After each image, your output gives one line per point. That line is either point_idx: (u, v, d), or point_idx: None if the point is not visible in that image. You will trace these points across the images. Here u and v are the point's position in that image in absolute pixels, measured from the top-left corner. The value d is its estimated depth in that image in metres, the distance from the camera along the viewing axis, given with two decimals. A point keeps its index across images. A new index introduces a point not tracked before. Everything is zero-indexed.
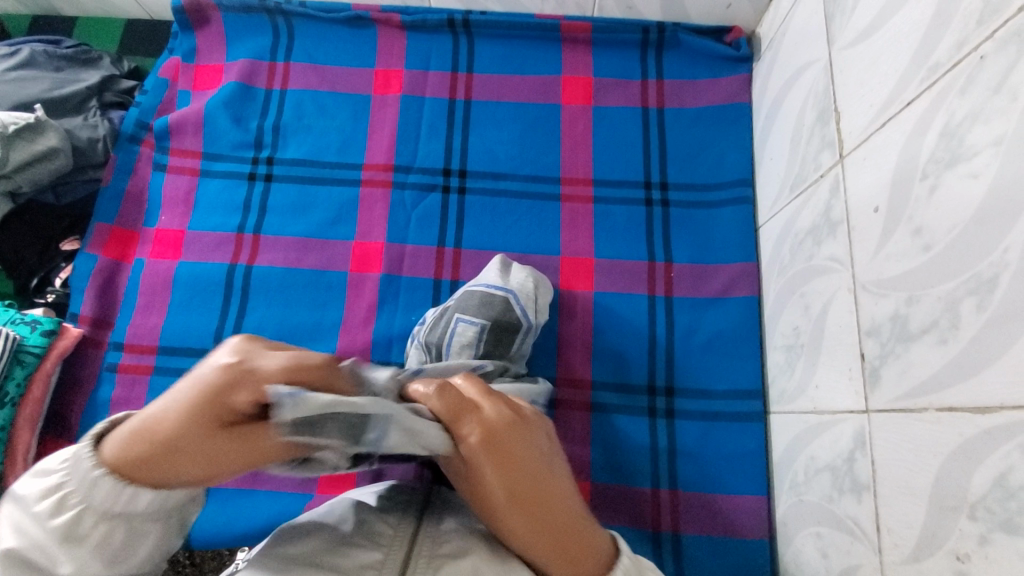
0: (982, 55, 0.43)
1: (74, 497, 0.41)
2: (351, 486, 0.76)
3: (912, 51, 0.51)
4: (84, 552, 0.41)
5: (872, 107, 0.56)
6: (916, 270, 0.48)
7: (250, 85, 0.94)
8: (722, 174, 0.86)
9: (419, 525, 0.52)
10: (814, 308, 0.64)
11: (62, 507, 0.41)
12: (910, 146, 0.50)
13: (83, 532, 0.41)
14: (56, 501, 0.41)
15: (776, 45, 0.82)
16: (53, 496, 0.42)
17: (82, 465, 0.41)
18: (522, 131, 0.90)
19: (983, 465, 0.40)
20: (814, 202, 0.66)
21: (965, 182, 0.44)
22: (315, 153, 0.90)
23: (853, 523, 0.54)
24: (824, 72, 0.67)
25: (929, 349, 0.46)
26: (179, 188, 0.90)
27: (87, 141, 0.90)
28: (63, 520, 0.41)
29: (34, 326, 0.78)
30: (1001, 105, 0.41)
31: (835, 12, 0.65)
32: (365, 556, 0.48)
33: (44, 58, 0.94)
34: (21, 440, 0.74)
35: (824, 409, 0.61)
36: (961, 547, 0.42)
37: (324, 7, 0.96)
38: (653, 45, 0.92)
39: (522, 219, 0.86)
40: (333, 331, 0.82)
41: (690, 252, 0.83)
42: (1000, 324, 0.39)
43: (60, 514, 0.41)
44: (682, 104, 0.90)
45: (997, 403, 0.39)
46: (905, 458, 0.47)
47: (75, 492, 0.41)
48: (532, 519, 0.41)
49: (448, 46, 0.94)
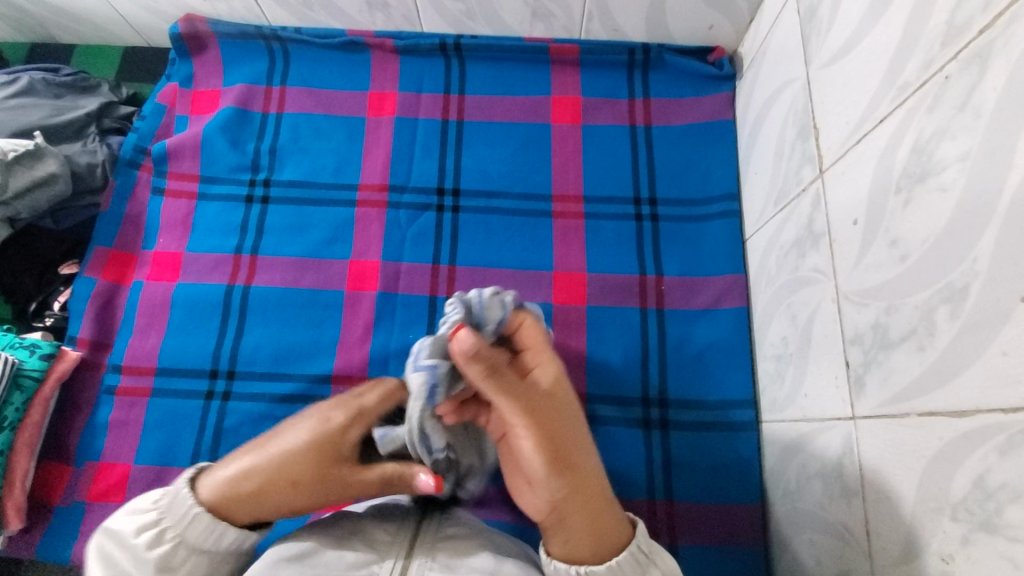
0: (947, 75, 0.45)
1: (170, 532, 0.53)
2: (349, 502, 0.76)
3: (883, 72, 0.54)
4: None
5: (847, 125, 0.59)
6: (893, 280, 0.50)
7: (246, 110, 0.96)
8: (709, 189, 0.88)
9: (418, 534, 0.59)
10: (800, 318, 0.66)
11: (158, 540, 0.53)
12: (884, 162, 0.52)
13: (174, 564, 0.53)
14: (154, 536, 0.53)
15: (757, 64, 0.85)
16: (151, 531, 0.53)
17: (182, 505, 0.53)
18: (513, 151, 0.92)
19: (962, 467, 0.42)
20: (797, 215, 0.68)
21: (935, 196, 0.46)
22: (312, 175, 0.92)
23: (844, 528, 0.55)
24: (802, 91, 0.69)
25: (908, 356, 0.47)
26: (177, 212, 0.91)
27: (86, 166, 0.92)
28: (158, 553, 0.52)
29: (32, 350, 0.79)
30: (965, 123, 0.43)
31: (811, 33, 0.68)
32: (363, 556, 0.55)
33: (42, 86, 0.95)
34: (19, 464, 0.76)
35: (812, 417, 0.62)
36: (945, 549, 0.43)
37: (318, 33, 0.98)
38: (639, 65, 0.95)
39: (516, 235, 0.88)
40: (329, 350, 0.83)
41: (680, 266, 0.85)
42: (973, 331, 0.41)
43: (156, 548, 0.53)
44: (668, 121, 0.93)
45: (973, 407, 0.41)
46: (891, 464, 0.49)
47: (173, 528, 0.53)
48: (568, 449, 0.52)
49: (441, 69, 0.97)
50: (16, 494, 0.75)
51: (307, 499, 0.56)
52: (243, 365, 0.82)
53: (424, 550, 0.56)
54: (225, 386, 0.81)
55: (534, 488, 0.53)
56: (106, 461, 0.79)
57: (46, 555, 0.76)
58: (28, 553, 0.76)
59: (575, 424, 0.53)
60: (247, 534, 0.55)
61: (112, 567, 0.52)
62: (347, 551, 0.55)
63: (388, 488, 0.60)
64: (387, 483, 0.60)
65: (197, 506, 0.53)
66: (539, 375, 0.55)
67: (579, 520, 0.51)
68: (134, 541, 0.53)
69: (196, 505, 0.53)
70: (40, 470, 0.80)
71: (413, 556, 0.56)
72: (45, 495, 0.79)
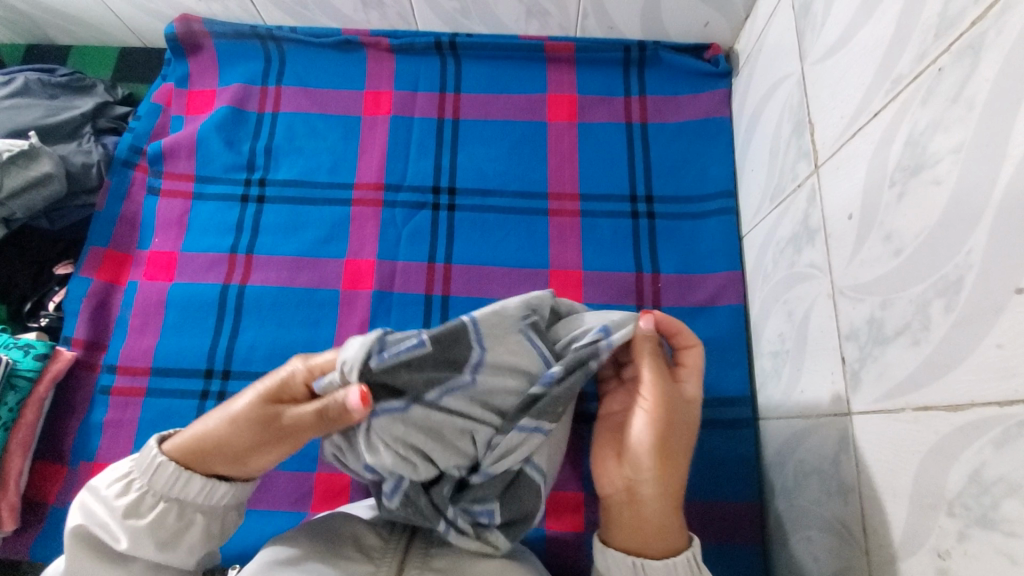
0: (940, 67, 0.45)
1: (137, 482, 0.56)
2: (345, 502, 0.76)
3: (877, 65, 0.53)
4: (138, 527, 0.54)
5: (842, 119, 0.58)
6: (888, 274, 0.49)
7: (242, 109, 0.96)
8: (705, 187, 0.88)
9: (411, 538, 0.60)
10: (796, 314, 0.66)
11: (127, 490, 0.55)
12: (878, 155, 0.52)
13: (144, 510, 0.55)
14: (123, 485, 0.56)
15: (752, 60, 0.85)
16: (121, 481, 0.56)
17: (147, 456, 0.56)
18: (509, 149, 0.92)
19: (958, 461, 0.41)
20: (793, 211, 0.68)
21: (929, 189, 0.46)
22: (307, 174, 0.92)
23: (841, 525, 0.55)
24: (797, 86, 0.69)
25: (904, 350, 0.47)
26: (173, 211, 0.91)
27: (81, 166, 0.92)
28: (126, 501, 0.55)
29: (26, 350, 0.79)
30: (959, 114, 0.43)
31: (805, 28, 0.68)
32: (359, 565, 0.55)
33: (37, 87, 0.95)
34: (12, 464, 0.75)
35: (809, 413, 0.62)
36: (941, 545, 0.42)
37: (314, 33, 0.98)
38: (635, 62, 0.95)
39: (512, 233, 0.87)
40: (325, 349, 0.82)
41: (677, 263, 0.85)
42: (967, 324, 0.41)
43: (125, 497, 0.55)
44: (664, 119, 0.93)
45: (967, 401, 0.40)
46: (887, 459, 0.48)
47: (139, 477, 0.56)
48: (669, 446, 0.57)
49: (436, 68, 0.97)
50: (10, 494, 0.74)
51: (266, 445, 0.55)
52: (238, 364, 0.82)
53: (419, 555, 0.57)
54: (220, 386, 0.81)
55: (620, 465, 0.58)
56: (101, 461, 0.79)
57: (40, 556, 0.76)
58: (23, 553, 0.76)
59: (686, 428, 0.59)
60: (217, 484, 0.56)
61: (92, 519, 0.55)
62: (341, 557, 0.55)
63: (327, 422, 0.54)
64: (321, 416, 0.53)
65: (161, 456, 0.55)
66: (685, 387, 0.60)
67: (652, 514, 0.55)
68: (106, 492, 0.55)
69: (158, 455, 0.55)
70: (34, 470, 0.79)
71: (410, 561, 0.56)
72: (40, 496, 0.78)
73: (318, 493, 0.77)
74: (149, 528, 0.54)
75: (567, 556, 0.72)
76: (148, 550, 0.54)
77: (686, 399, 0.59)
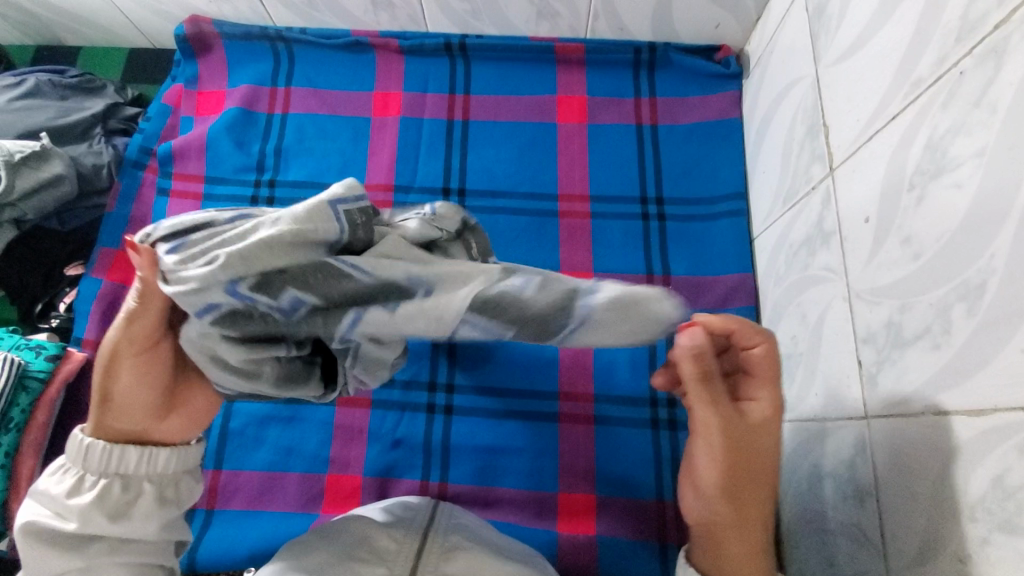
0: (961, 71, 0.45)
1: (71, 467, 0.55)
2: (356, 504, 0.76)
3: (895, 68, 0.53)
4: (82, 505, 0.53)
5: (858, 122, 0.58)
6: (907, 278, 0.49)
7: (252, 110, 0.96)
8: (717, 188, 0.88)
9: (425, 540, 0.58)
10: (810, 317, 0.66)
11: (64, 477, 0.55)
12: (897, 158, 0.52)
13: (86, 491, 0.54)
14: (60, 473, 0.55)
15: (764, 62, 0.84)
16: (59, 471, 0.56)
17: (72, 442, 0.55)
18: (519, 150, 0.92)
19: (981, 466, 0.41)
20: (807, 214, 0.68)
21: (950, 192, 0.45)
22: (317, 175, 0.92)
23: (857, 529, 0.55)
24: (811, 88, 0.69)
25: (923, 354, 0.47)
26: (183, 212, 0.91)
27: (91, 168, 0.92)
28: (67, 486, 0.54)
29: (37, 352, 0.79)
30: (981, 118, 0.43)
31: (819, 30, 0.68)
32: (371, 570, 0.55)
33: (49, 88, 0.96)
34: (24, 466, 0.75)
35: (824, 416, 0.62)
36: (962, 549, 0.42)
37: (323, 34, 0.98)
38: (645, 64, 0.95)
39: (522, 235, 0.87)
40: None
41: (687, 265, 0.85)
42: (990, 329, 0.41)
43: (63, 483, 0.55)
44: (675, 120, 0.92)
45: (990, 406, 0.40)
46: (906, 463, 0.48)
47: (71, 462, 0.55)
48: (737, 460, 0.50)
49: (446, 69, 0.97)
50: (22, 496, 0.75)
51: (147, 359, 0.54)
52: None
53: (431, 560, 0.56)
54: None
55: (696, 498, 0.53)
56: None
57: None
58: None
59: (759, 451, 0.50)
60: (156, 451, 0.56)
61: (34, 514, 0.54)
62: (354, 561, 0.55)
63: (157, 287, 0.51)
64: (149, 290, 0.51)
65: (86, 438, 0.55)
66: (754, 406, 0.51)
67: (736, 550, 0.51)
68: (46, 484, 0.55)
69: (83, 438, 0.55)
70: (45, 471, 0.79)
71: (421, 567, 0.55)
72: None
73: (327, 495, 0.77)
74: (94, 504, 0.53)
75: (578, 558, 0.72)
76: (104, 527, 0.53)
77: (750, 420, 0.50)
